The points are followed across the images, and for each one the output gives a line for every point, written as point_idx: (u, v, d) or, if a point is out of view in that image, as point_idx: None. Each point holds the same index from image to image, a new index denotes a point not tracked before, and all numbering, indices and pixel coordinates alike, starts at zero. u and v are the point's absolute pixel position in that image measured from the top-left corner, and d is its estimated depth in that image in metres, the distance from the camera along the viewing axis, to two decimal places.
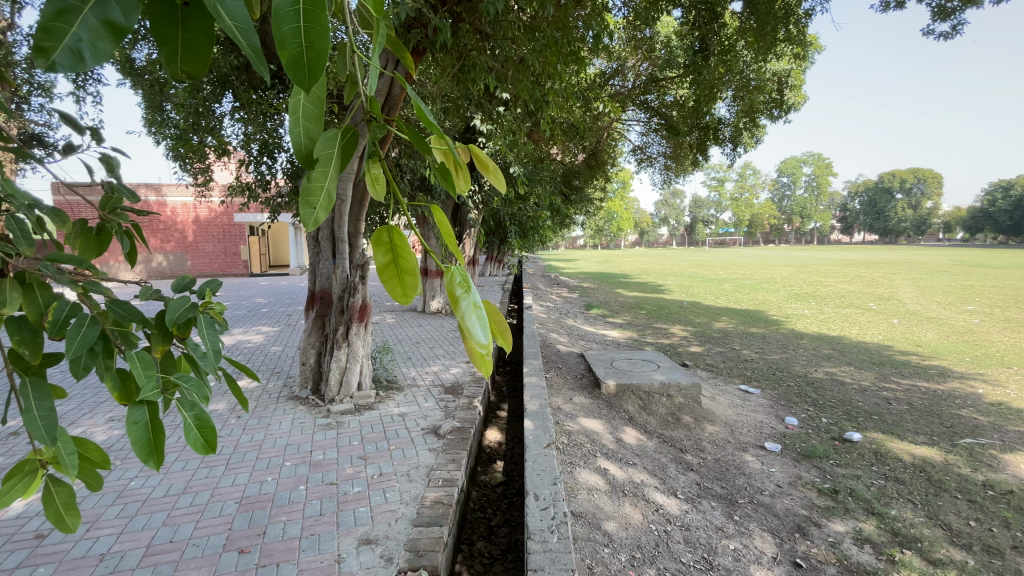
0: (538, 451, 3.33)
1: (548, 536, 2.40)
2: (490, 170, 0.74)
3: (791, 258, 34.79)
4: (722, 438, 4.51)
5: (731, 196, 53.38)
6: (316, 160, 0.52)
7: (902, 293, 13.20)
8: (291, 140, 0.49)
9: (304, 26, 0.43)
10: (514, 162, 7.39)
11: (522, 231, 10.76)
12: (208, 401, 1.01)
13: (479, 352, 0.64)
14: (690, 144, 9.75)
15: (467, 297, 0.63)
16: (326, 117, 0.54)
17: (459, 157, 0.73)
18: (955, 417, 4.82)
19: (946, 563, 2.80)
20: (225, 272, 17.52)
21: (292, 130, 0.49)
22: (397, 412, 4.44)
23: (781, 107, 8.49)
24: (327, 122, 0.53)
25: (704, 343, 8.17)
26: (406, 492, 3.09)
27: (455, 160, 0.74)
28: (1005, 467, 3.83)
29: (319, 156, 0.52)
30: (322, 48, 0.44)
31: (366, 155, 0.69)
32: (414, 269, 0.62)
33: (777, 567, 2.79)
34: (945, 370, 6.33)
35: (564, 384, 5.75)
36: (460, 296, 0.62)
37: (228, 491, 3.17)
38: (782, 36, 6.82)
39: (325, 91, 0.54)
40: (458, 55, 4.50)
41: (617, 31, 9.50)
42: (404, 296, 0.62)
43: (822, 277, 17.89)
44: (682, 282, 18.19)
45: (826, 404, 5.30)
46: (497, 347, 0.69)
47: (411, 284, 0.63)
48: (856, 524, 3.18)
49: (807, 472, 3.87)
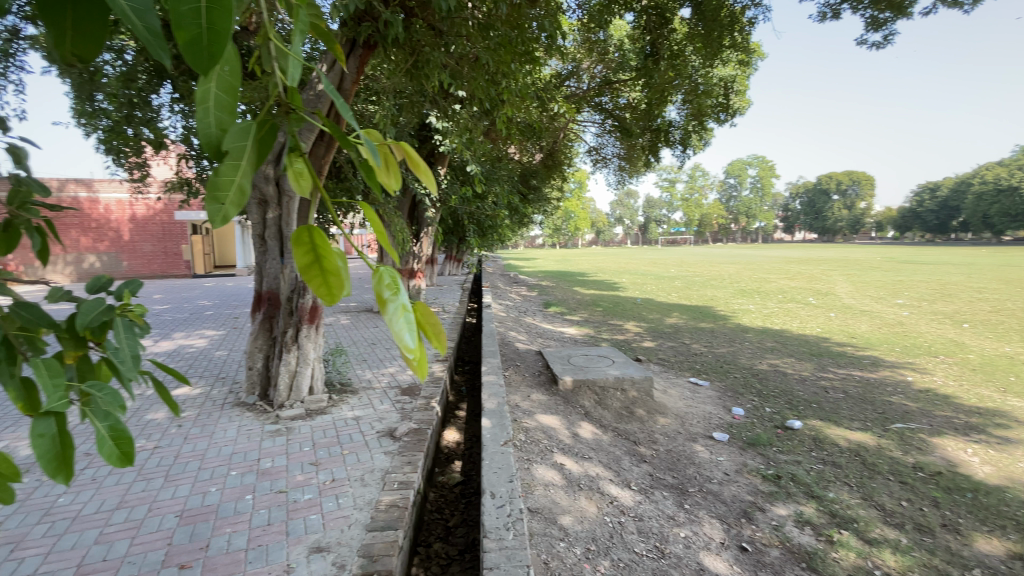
0: (495, 449, 3.33)
1: (504, 533, 2.41)
2: (421, 167, 0.71)
3: (738, 255, 36.41)
4: (673, 430, 4.67)
5: (682, 196, 55.33)
6: (225, 154, 0.49)
7: (837, 289, 14.09)
8: (197, 129, 0.46)
9: (205, 7, 0.41)
10: (471, 160, 7.36)
11: (480, 230, 10.73)
12: (127, 409, 0.94)
13: (409, 355, 0.62)
14: (643, 145, 10.02)
15: (396, 299, 0.60)
16: (238, 108, 0.51)
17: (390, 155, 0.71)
18: (887, 404, 5.18)
19: (880, 541, 3.00)
20: (165, 274, 16.54)
21: (197, 119, 0.47)
22: (351, 415, 4.33)
23: (727, 112, 8.86)
24: (240, 113, 0.51)
25: (657, 338, 8.43)
26: (360, 497, 3.02)
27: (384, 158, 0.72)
28: (931, 449, 4.15)
29: (230, 148, 0.49)
30: (222, 30, 0.42)
31: (288, 150, 0.65)
32: (338, 269, 0.59)
33: (725, 552, 2.91)
34: (877, 359, 6.81)
35: (523, 382, 5.79)
36: (387, 299, 0.59)
37: (168, 504, 2.99)
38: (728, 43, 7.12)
39: (236, 80, 0.51)
40: (411, 50, 4.43)
41: (572, 32, 9.63)
42: (331, 297, 0.59)
43: (766, 274, 18.85)
44: (637, 279, 18.68)
45: (769, 394, 5.59)
46: (432, 352, 0.67)
47: (336, 284, 0.60)
48: (797, 507, 3.37)
49: (752, 460, 4.06)
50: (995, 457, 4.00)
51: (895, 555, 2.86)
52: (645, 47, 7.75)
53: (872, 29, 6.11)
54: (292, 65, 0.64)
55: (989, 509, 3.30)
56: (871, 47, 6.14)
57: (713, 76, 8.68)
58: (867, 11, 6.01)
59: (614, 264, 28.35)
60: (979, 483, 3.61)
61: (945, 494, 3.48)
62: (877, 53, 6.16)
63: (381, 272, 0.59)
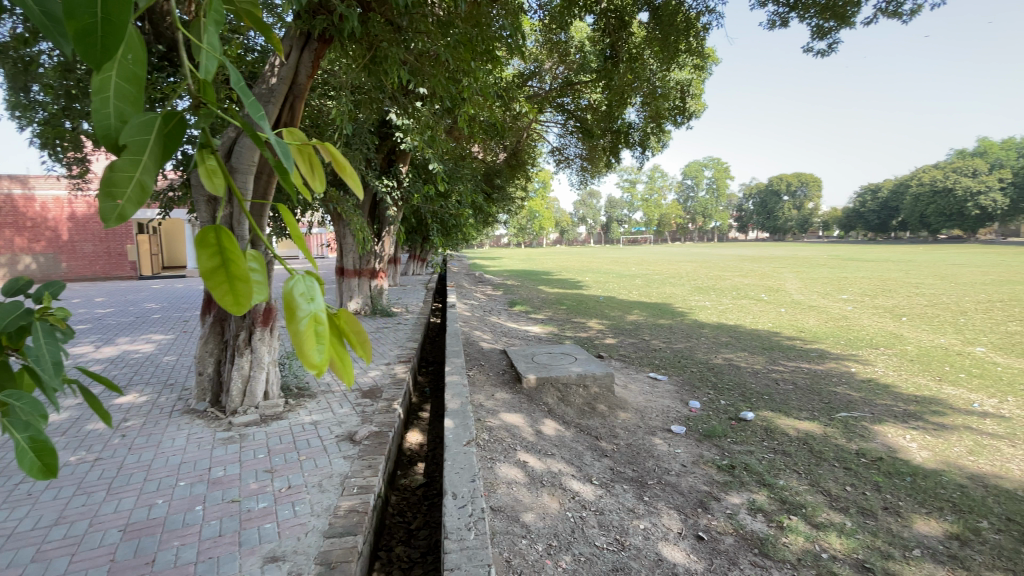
0: (457, 449, 3.31)
1: (465, 534, 2.40)
2: (346, 169, 0.69)
3: (696, 254, 37.63)
4: (633, 424, 4.77)
5: (644, 196, 56.65)
6: (124, 149, 0.47)
7: (787, 285, 14.77)
8: (92, 119, 0.45)
9: (102, 6, 0.42)
10: (433, 158, 7.30)
11: (444, 229, 10.65)
12: (47, 419, 0.88)
13: (323, 365, 0.60)
14: (604, 146, 10.20)
15: (310, 306, 0.58)
16: (144, 101, 0.50)
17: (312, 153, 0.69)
18: (833, 394, 5.47)
19: (826, 525, 3.16)
20: (109, 275, 15.62)
21: (92, 109, 0.45)
22: (309, 420, 4.21)
23: (684, 114, 9.13)
24: (147, 106, 0.50)
25: (619, 335, 8.61)
26: (317, 503, 2.94)
27: (307, 158, 0.70)
28: (872, 436, 4.41)
29: (130, 144, 0.48)
30: (119, 20, 0.43)
31: (199, 143, 0.62)
32: (246, 275, 0.57)
33: (683, 541, 3.00)
34: (823, 352, 7.18)
35: (486, 381, 5.79)
36: (299, 306, 0.57)
37: (110, 518, 2.82)
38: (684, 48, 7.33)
39: (141, 71, 0.50)
40: (369, 45, 4.35)
41: (534, 33, 9.70)
42: (237, 304, 0.57)
43: (722, 272, 19.56)
44: (600, 277, 19.02)
45: (724, 387, 5.80)
46: (355, 359, 0.65)
47: (245, 289, 0.58)
48: (750, 495, 3.51)
49: (708, 451, 4.21)
50: (928, 442, 4.29)
51: (839, 538, 3.02)
52: (604, 50, 7.90)
53: (817, 37, 6.44)
54: (207, 53, 0.61)
55: (923, 490, 3.53)
56: (816, 54, 6.48)
57: (670, 80, 8.93)
58: (813, 20, 6.33)
59: (578, 263, 28.73)
60: (914, 466, 3.86)
61: (884, 477, 3.71)
62: (822, 60, 6.50)
63: (290, 281, 0.57)
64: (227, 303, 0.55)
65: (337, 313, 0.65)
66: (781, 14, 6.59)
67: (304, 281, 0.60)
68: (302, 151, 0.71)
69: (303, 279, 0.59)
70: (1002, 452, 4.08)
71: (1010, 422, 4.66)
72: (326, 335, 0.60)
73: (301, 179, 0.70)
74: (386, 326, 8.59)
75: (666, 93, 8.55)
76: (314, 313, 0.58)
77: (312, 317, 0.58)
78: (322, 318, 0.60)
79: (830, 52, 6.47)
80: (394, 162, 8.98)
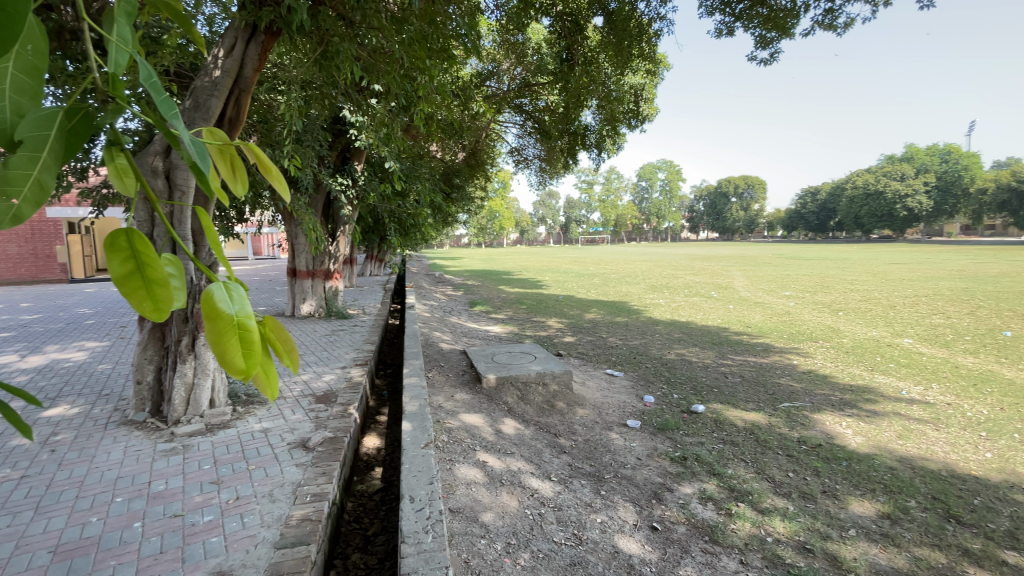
0: (415, 452, 3.28)
1: (423, 537, 2.38)
2: (272, 171, 0.68)
3: (652, 253, 38.77)
4: (591, 420, 4.87)
5: (601, 197, 57.84)
6: (20, 145, 0.45)
7: (736, 283, 15.45)
8: None
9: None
10: (390, 157, 7.18)
11: (401, 229, 10.50)
12: None
13: (249, 372, 0.60)
14: (562, 147, 10.34)
15: (234, 313, 0.58)
16: (45, 95, 0.49)
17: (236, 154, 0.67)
18: (776, 385, 5.78)
19: (770, 510, 3.33)
20: (35, 279, 14.45)
21: None
22: (259, 428, 4.05)
23: (637, 117, 9.38)
24: (47, 100, 0.49)
25: (577, 334, 8.74)
26: (268, 513, 2.83)
27: (232, 159, 0.68)
28: (811, 424, 4.69)
29: (26, 140, 0.46)
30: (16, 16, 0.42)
31: (108, 141, 0.60)
32: (165, 279, 0.56)
33: (638, 533, 3.09)
34: (768, 346, 7.56)
35: (446, 382, 5.75)
36: (222, 311, 0.57)
37: (36, 540, 2.62)
38: (637, 53, 7.53)
39: (42, 65, 0.49)
40: (319, 39, 4.23)
41: (491, 33, 9.70)
42: (156, 309, 0.56)
43: (676, 270, 20.25)
44: (559, 277, 19.26)
45: (677, 381, 6.00)
46: (282, 366, 0.66)
47: (164, 295, 0.57)
48: (701, 485, 3.65)
49: (662, 444, 4.35)
50: (862, 428, 4.59)
51: (782, 522, 3.18)
52: (561, 52, 8.01)
53: (760, 46, 6.77)
54: (120, 45, 0.59)
55: (857, 473, 3.78)
56: (760, 62, 6.81)
57: (624, 84, 9.15)
58: (756, 30, 6.64)
59: (538, 263, 28.96)
60: (850, 451, 4.13)
61: (822, 463, 3.94)
62: (765, 68, 6.85)
63: (213, 287, 0.56)
64: (145, 308, 0.54)
65: (265, 319, 0.65)
66: (728, 23, 6.88)
67: (229, 285, 0.60)
68: (224, 152, 0.69)
69: (226, 285, 0.58)
70: (926, 435, 4.42)
71: (932, 407, 5.06)
72: (251, 341, 0.60)
73: (225, 181, 0.68)
74: (342, 328, 8.37)
75: (621, 96, 8.76)
76: (239, 319, 0.58)
77: (237, 323, 0.58)
78: (248, 324, 0.59)
79: (772, 61, 6.82)
80: (348, 160, 8.76)
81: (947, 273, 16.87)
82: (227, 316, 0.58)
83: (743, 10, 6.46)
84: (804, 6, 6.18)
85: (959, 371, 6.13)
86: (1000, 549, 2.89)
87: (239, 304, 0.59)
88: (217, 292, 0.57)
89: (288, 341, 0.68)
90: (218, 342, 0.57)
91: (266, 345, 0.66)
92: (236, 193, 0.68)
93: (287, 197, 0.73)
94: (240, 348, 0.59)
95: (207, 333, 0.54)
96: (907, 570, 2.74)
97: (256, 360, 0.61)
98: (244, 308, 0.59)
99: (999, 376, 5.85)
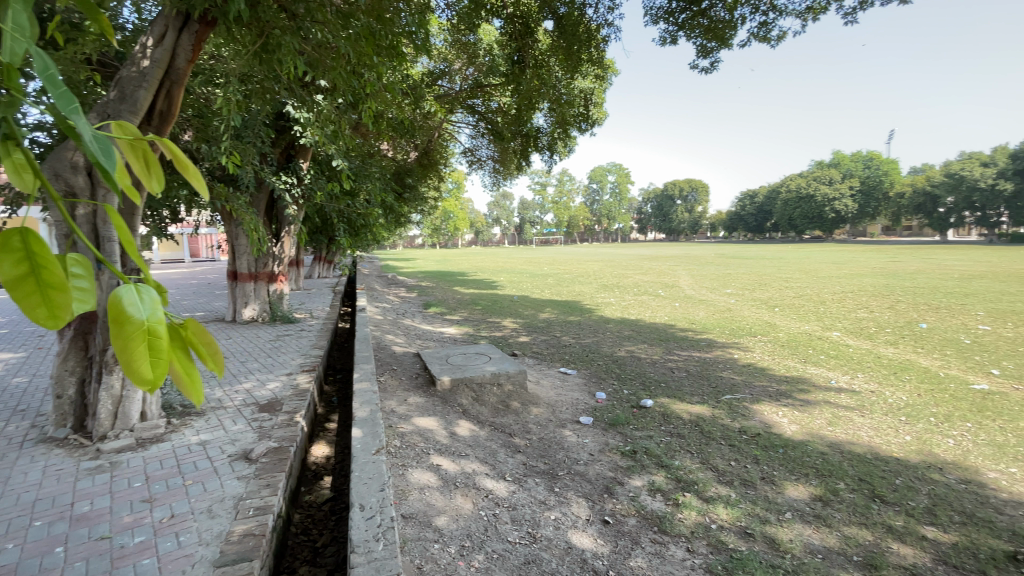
0: (366, 459, 3.19)
1: (373, 545, 2.32)
2: (189, 169, 0.66)
3: (604, 253, 39.77)
4: (545, 418, 4.92)
5: (555, 199, 58.74)
6: None
7: (682, 281, 16.09)
8: None
9: None
10: (338, 156, 6.97)
11: (351, 229, 10.22)
12: None
13: (160, 381, 0.57)
14: (514, 148, 10.39)
15: (142, 317, 0.55)
16: None
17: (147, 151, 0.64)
18: (719, 379, 6.07)
19: (714, 498, 3.49)
20: None
21: None
22: (197, 440, 3.82)
23: (588, 121, 9.58)
24: None
25: (531, 333, 8.82)
26: (206, 531, 2.67)
27: (143, 157, 0.65)
28: (751, 414, 4.95)
29: None
30: None
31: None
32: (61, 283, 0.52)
33: (591, 527, 3.15)
34: (711, 341, 7.93)
35: (398, 386, 5.64)
36: (127, 317, 0.53)
37: None
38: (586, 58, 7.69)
39: None
40: (260, 31, 4.05)
41: (442, 32, 9.62)
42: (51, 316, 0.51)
43: (626, 270, 20.85)
44: (514, 277, 19.36)
45: (627, 377, 6.18)
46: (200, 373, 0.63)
47: (61, 300, 0.53)
48: (650, 477, 3.77)
49: (613, 439, 4.46)
50: (796, 416, 4.90)
51: (725, 509, 3.34)
52: (512, 54, 8.06)
53: (701, 55, 7.08)
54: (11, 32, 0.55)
55: (792, 459, 4.03)
56: (701, 71, 7.13)
57: (574, 88, 9.33)
58: (697, 39, 6.94)
59: (492, 263, 28.99)
60: (786, 439, 4.39)
61: (762, 451, 4.17)
62: (706, 76, 7.17)
63: (118, 291, 0.53)
64: (39, 314, 0.50)
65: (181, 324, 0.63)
66: (671, 32, 7.16)
67: (136, 292, 0.56)
68: (135, 147, 0.65)
69: (133, 289, 0.55)
70: (852, 421, 4.77)
71: (857, 394, 5.47)
72: (162, 348, 0.57)
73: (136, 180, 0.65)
74: (288, 333, 8.04)
75: (571, 100, 8.92)
76: (148, 324, 0.55)
77: (147, 328, 0.55)
78: (159, 329, 0.56)
79: (712, 70, 7.15)
80: (293, 158, 8.43)
81: (868, 270, 18.32)
82: (135, 320, 0.54)
83: (685, 20, 6.74)
84: (740, 19, 6.53)
85: (880, 361, 6.67)
86: (917, 522, 3.15)
87: (149, 309, 0.56)
88: (122, 297, 0.54)
89: (208, 346, 0.66)
90: (124, 349, 0.53)
91: (187, 348, 0.65)
92: (148, 192, 0.65)
93: (205, 196, 0.71)
94: (150, 354, 0.55)
95: (112, 339, 0.51)
96: (837, 547, 2.94)
97: (169, 368, 0.58)
98: (154, 312, 0.56)
99: (914, 365, 6.41)
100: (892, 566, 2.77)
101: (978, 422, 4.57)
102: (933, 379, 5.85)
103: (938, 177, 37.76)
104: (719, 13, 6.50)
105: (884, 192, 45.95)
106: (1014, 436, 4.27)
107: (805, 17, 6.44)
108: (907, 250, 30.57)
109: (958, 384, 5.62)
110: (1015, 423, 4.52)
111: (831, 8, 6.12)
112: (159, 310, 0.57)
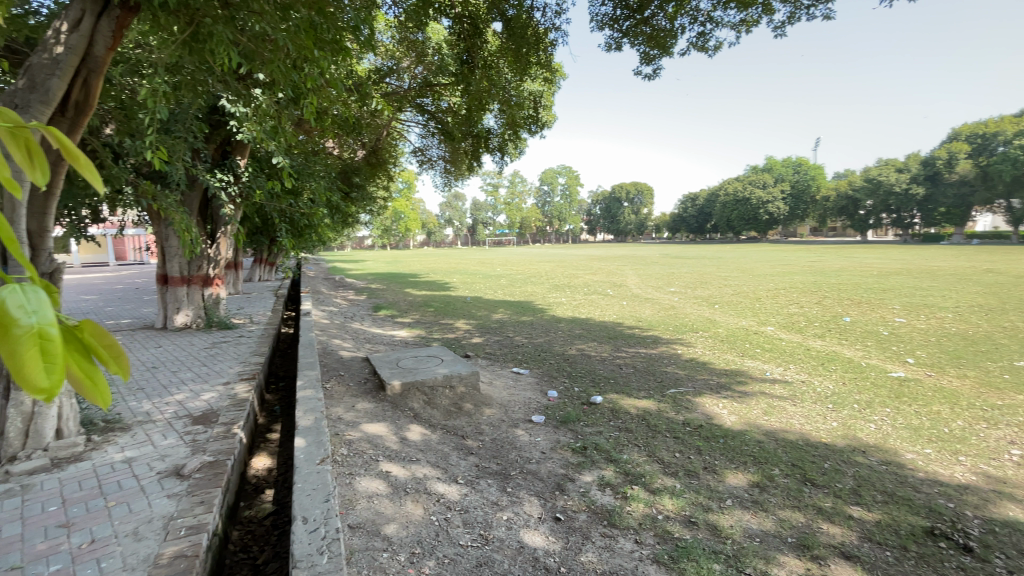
0: (309, 469, 3.06)
1: (317, 558, 2.23)
2: (80, 163, 0.62)
3: (555, 254, 40.40)
4: (497, 419, 4.92)
5: (506, 200, 59.00)
6: None
7: (630, 281, 16.58)
8: None
9: None
10: (279, 153, 6.67)
11: (294, 230, 9.80)
12: None
13: (54, 388, 0.52)
14: (465, 149, 10.33)
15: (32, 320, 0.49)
16: None
17: (25, 144, 0.58)
18: (665, 374, 6.30)
19: (661, 489, 3.61)
20: None
21: None
22: (121, 458, 3.53)
23: (537, 123, 9.67)
24: None
25: (484, 334, 8.80)
26: (132, 555, 2.48)
27: (19, 147, 0.59)
28: (694, 407, 5.17)
29: None
30: None
31: None
32: None
33: (542, 525, 3.17)
34: (657, 338, 8.22)
35: (346, 392, 5.46)
36: (13, 321, 0.47)
37: None
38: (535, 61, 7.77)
39: None
40: (189, 19, 3.79)
41: (389, 28, 9.42)
42: None
43: (577, 270, 21.26)
44: (466, 278, 19.24)
45: (578, 375, 6.30)
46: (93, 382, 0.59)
47: None
48: (600, 472, 3.85)
49: (564, 436, 4.53)
50: (735, 408, 5.16)
51: (671, 499, 3.47)
52: (461, 54, 8.01)
53: (644, 62, 7.33)
54: None
55: (732, 448, 4.23)
56: (644, 77, 7.37)
57: (524, 90, 9.41)
58: (641, 47, 7.17)
59: (444, 265, 28.71)
60: (726, 429, 4.61)
61: (704, 442, 4.36)
62: (649, 83, 7.42)
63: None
64: None
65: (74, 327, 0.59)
66: (616, 38, 7.36)
67: (23, 294, 0.51)
68: (12, 135, 0.59)
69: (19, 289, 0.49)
70: (785, 410, 5.08)
71: (790, 385, 5.83)
72: (56, 351, 0.51)
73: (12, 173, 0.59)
74: (226, 340, 7.60)
75: (521, 102, 8.99)
76: (38, 327, 0.49)
77: (35, 331, 0.49)
78: (50, 332, 0.51)
79: (655, 77, 7.41)
80: (229, 154, 7.99)
81: (798, 269, 19.63)
82: (22, 324, 0.48)
83: (629, 27, 6.94)
84: (680, 28, 6.81)
85: (809, 353, 7.14)
86: (843, 503, 3.38)
87: (38, 312, 0.50)
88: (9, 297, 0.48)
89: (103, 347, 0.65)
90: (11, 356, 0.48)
91: (76, 353, 0.60)
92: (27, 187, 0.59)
93: (98, 188, 0.66)
94: (44, 360, 0.50)
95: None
96: (773, 530, 3.11)
97: (64, 376, 0.53)
98: (43, 315, 0.51)
99: (839, 356, 6.91)
100: (822, 544, 2.95)
101: (894, 407, 4.98)
102: (855, 368, 6.33)
103: (857, 183, 41.08)
104: (660, 22, 6.75)
105: (811, 196, 49.37)
106: (924, 419, 4.69)
107: (739, 29, 6.81)
108: (832, 250, 33.01)
109: (877, 373, 6.11)
110: (925, 407, 4.96)
111: (761, 21, 6.51)
112: (53, 310, 0.52)
